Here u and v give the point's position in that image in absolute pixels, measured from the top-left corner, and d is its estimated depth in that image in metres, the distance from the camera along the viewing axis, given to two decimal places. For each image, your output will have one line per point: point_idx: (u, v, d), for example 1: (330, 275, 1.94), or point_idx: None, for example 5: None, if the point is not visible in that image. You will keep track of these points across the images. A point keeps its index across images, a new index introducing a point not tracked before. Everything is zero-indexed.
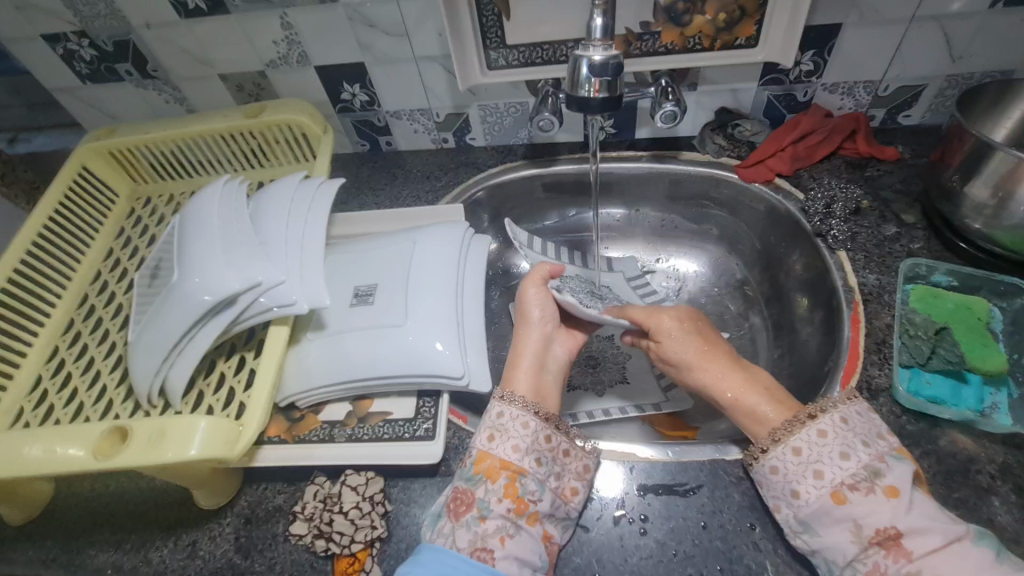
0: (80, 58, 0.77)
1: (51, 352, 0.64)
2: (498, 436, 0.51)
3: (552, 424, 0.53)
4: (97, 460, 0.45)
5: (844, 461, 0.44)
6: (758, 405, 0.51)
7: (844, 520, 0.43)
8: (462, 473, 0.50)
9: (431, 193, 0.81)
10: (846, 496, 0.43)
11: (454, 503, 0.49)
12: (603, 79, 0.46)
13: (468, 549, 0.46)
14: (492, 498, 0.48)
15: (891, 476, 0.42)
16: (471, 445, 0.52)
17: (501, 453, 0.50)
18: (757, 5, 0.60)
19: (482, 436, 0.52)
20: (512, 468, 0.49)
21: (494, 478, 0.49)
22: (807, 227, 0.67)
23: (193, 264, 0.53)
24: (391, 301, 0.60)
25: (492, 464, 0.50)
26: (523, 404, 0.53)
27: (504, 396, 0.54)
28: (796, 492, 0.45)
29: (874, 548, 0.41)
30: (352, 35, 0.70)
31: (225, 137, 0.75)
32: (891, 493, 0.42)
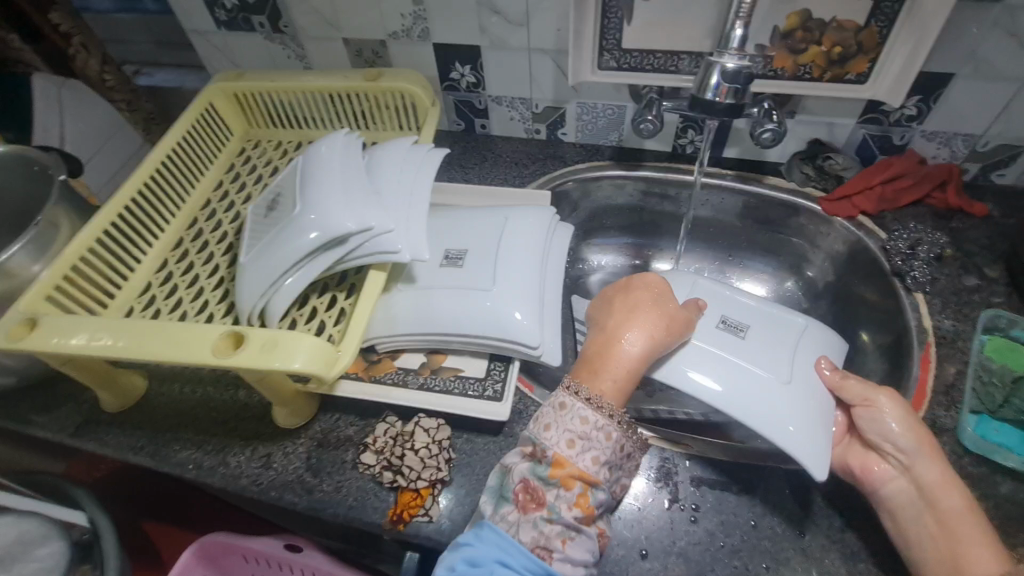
0: (222, 5, 0.83)
1: (160, 264, 0.70)
2: (579, 443, 0.47)
3: (629, 432, 0.49)
4: (212, 356, 0.49)
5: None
6: (974, 549, 0.44)
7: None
8: (535, 470, 0.47)
9: (518, 178, 0.84)
10: None
11: (523, 496, 0.46)
12: (732, 87, 0.52)
13: (529, 545, 0.44)
14: (562, 503, 0.45)
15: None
16: (546, 445, 0.47)
17: (580, 463, 0.46)
18: (875, 44, 0.62)
19: (559, 439, 0.47)
20: (588, 478, 0.46)
21: (569, 487, 0.45)
22: (885, 265, 0.68)
23: (314, 202, 0.58)
24: (478, 268, 0.64)
25: (570, 472, 0.45)
26: (609, 412, 0.48)
27: (591, 399, 0.48)
28: None
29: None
30: (476, 18, 0.74)
31: (341, 96, 0.80)
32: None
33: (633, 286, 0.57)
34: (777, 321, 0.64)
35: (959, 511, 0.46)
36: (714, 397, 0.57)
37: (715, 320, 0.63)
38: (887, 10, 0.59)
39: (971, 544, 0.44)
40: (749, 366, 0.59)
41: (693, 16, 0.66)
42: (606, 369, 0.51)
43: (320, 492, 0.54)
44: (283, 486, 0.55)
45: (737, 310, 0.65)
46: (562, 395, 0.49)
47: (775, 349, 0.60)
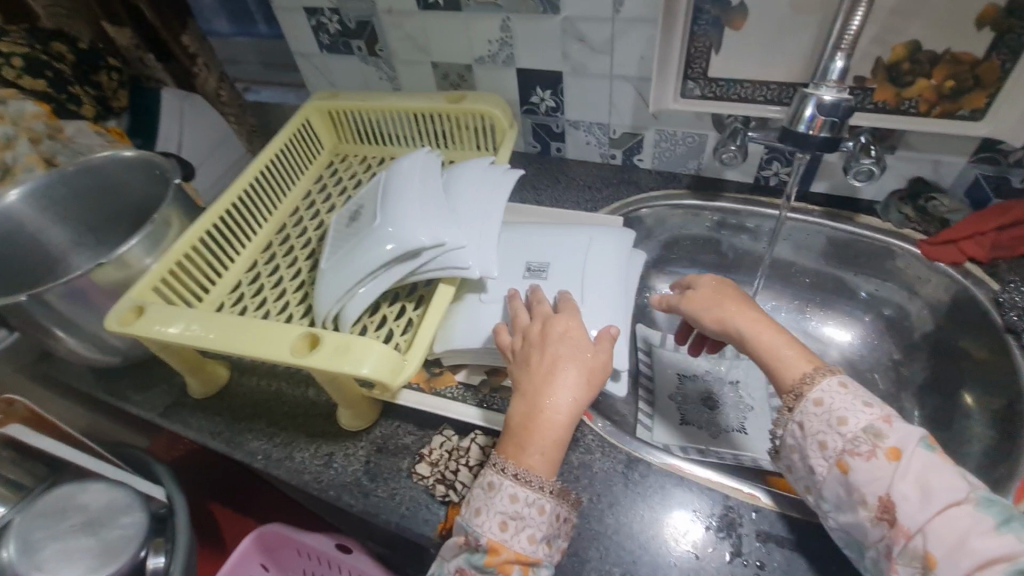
0: (327, 30, 0.91)
1: (251, 264, 0.75)
2: (511, 525, 0.44)
3: (563, 496, 0.47)
4: (291, 355, 0.52)
5: (843, 428, 0.45)
6: (780, 351, 0.51)
7: (852, 491, 0.44)
8: (471, 559, 0.44)
9: (590, 202, 0.84)
10: (848, 463, 0.44)
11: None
12: (829, 119, 0.48)
13: None
14: None
15: (892, 439, 0.43)
16: (477, 531, 0.44)
17: (516, 546, 0.44)
18: (996, 77, 0.57)
19: (490, 522, 0.44)
20: (527, 560, 0.43)
21: (508, 572, 0.43)
22: (997, 320, 0.61)
23: (393, 215, 0.61)
24: (559, 285, 0.63)
25: (507, 559, 0.43)
26: (540, 486, 0.45)
27: (519, 475, 0.45)
28: (812, 468, 0.47)
29: (879, 517, 0.42)
30: (560, 44, 0.76)
31: (425, 116, 0.84)
32: (891, 457, 0.43)
33: (548, 335, 0.52)
34: (558, 249, 0.66)
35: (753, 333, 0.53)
36: None
37: (520, 271, 0.65)
38: (1011, 42, 0.54)
39: (773, 356, 0.51)
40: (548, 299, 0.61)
41: (785, 45, 0.63)
42: (530, 444, 0.46)
43: (375, 497, 0.56)
44: (340, 487, 0.57)
45: (541, 252, 0.66)
46: (490, 474, 0.46)
47: (567, 253, 0.66)
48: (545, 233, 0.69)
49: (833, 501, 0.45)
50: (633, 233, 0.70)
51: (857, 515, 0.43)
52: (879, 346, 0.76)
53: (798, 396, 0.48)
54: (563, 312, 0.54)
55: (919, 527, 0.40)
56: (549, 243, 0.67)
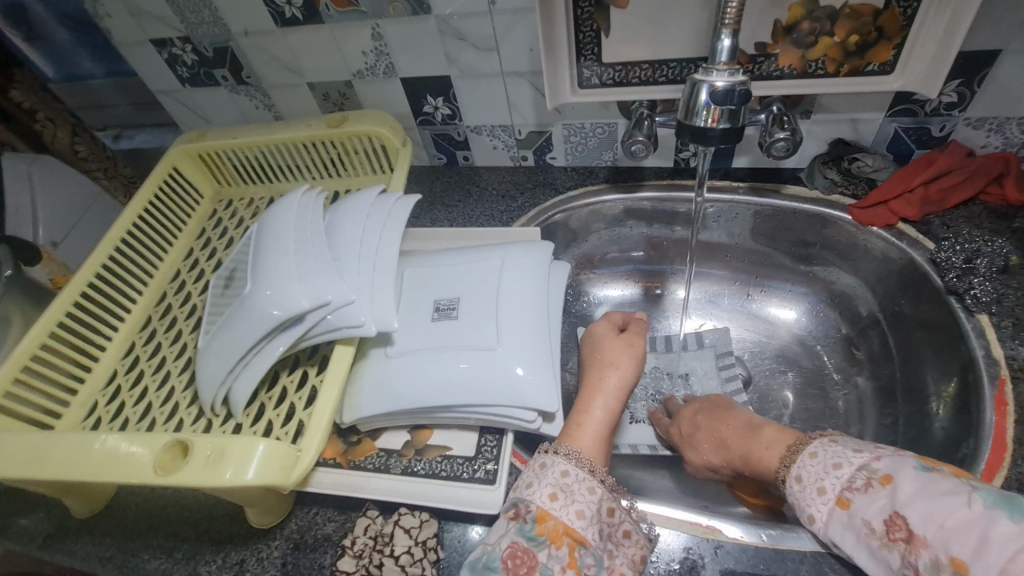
0: (182, 62, 0.80)
1: (127, 348, 0.65)
2: (561, 496, 0.45)
3: (613, 497, 0.48)
4: (155, 475, 0.44)
5: (837, 471, 0.44)
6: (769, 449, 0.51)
7: (857, 527, 0.41)
8: (521, 529, 0.44)
9: (506, 212, 0.77)
10: (849, 500, 0.42)
11: (511, 564, 0.42)
12: (724, 107, 0.42)
13: None
14: (555, 566, 0.42)
15: (884, 466, 0.42)
16: (528, 501, 0.45)
17: (564, 517, 0.44)
18: (899, 27, 0.53)
19: (541, 493, 0.46)
20: (575, 535, 0.44)
21: (559, 544, 0.43)
22: (938, 283, 0.57)
23: (266, 276, 0.52)
24: (474, 321, 0.56)
25: (555, 527, 0.44)
26: (585, 467, 0.48)
27: (564, 453, 0.49)
28: (810, 517, 0.44)
29: (893, 541, 0.39)
30: (441, 47, 0.68)
31: (307, 145, 0.74)
32: (886, 481, 0.41)
33: (599, 337, 0.63)
34: (471, 279, 0.59)
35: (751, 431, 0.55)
36: (475, 389, 0.51)
37: (429, 311, 0.58)
38: None
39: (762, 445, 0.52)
40: (464, 339, 0.54)
41: (678, 18, 0.57)
42: (576, 427, 0.52)
43: None
44: None
45: (451, 285, 0.59)
46: (544, 456, 0.49)
47: (479, 282, 0.59)
48: (455, 262, 0.61)
49: (846, 544, 0.42)
50: (552, 246, 0.63)
51: (870, 550, 0.40)
52: (828, 321, 0.74)
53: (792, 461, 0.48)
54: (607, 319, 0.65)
55: (932, 536, 0.37)
56: (459, 273, 0.60)
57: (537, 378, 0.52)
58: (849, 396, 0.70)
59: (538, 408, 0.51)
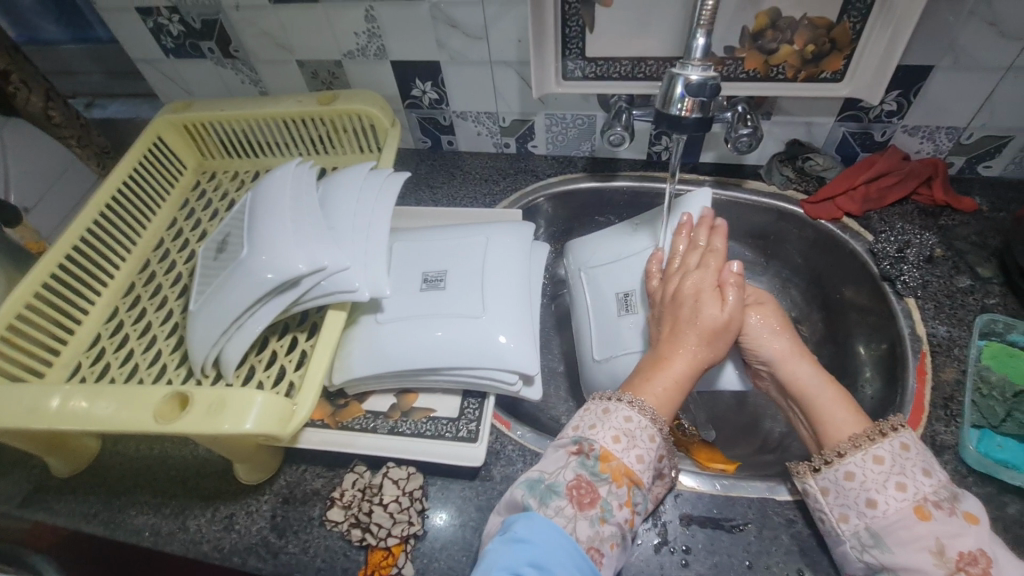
0: (168, 32, 0.80)
1: (110, 312, 0.66)
2: (624, 439, 0.46)
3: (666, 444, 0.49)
4: (155, 423, 0.46)
5: (926, 478, 0.42)
6: (831, 413, 0.48)
7: (923, 538, 0.40)
8: (585, 464, 0.45)
9: (488, 196, 0.81)
10: (928, 512, 0.41)
11: (575, 494, 0.43)
12: (698, 99, 0.47)
13: (584, 544, 0.41)
14: (615, 502, 0.44)
15: (967, 503, 0.41)
16: (592, 440, 0.46)
17: (627, 459, 0.45)
18: (849, 40, 0.59)
19: (605, 435, 0.46)
20: (634, 477, 0.45)
21: (620, 482, 0.44)
22: (874, 270, 0.65)
23: (262, 242, 0.54)
24: (460, 292, 0.59)
25: (619, 467, 0.45)
26: (653, 417, 0.48)
27: (633, 402, 0.49)
28: (872, 502, 0.43)
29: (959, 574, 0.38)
30: (433, 32, 0.71)
31: (296, 121, 0.76)
32: (971, 518, 0.40)
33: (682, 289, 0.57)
34: (458, 253, 0.63)
35: (808, 393, 0.51)
36: (461, 354, 0.55)
37: (416, 283, 0.61)
38: (859, 4, 0.57)
39: (827, 413, 0.49)
40: (451, 308, 0.58)
41: (657, 19, 0.62)
42: (649, 379, 0.51)
43: (286, 555, 0.51)
44: (246, 550, 0.51)
45: (438, 259, 0.63)
46: (608, 402, 0.49)
47: (465, 257, 0.62)
48: (443, 238, 0.65)
49: (898, 546, 0.41)
50: (533, 226, 0.67)
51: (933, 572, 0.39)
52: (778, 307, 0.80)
53: (831, 460, 0.46)
54: (704, 268, 0.58)
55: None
56: (446, 248, 0.63)
57: (520, 344, 0.56)
58: None
59: (519, 371, 0.55)
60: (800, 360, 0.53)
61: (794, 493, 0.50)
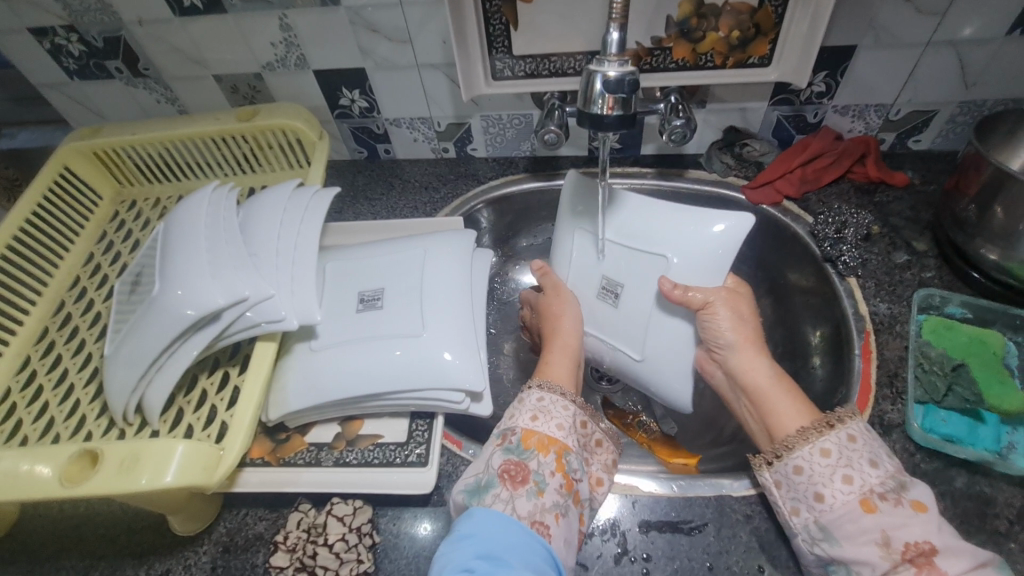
0: (68, 53, 0.74)
1: (21, 362, 0.60)
2: (541, 415, 0.50)
3: (586, 412, 0.53)
4: (60, 487, 0.42)
5: (873, 469, 0.44)
6: (780, 411, 0.50)
7: (870, 531, 0.41)
8: (508, 449, 0.48)
9: (429, 204, 0.78)
10: (875, 504, 0.42)
11: (507, 477, 0.46)
12: (618, 96, 0.45)
13: (527, 519, 0.43)
14: (546, 471, 0.46)
15: (915, 491, 0.42)
16: (511, 426, 0.50)
17: (547, 432, 0.49)
18: (772, 24, 0.59)
19: (524, 416, 0.50)
20: (560, 444, 0.48)
21: (546, 453, 0.47)
22: (816, 251, 0.65)
23: (176, 275, 0.50)
24: (399, 310, 0.57)
25: (540, 440, 0.48)
26: (561, 391, 0.52)
27: (541, 384, 0.53)
28: (819, 496, 0.44)
29: (905, 564, 0.40)
30: (353, 38, 0.67)
31: (217, 140, 0.72)
32: (918, 508, 0.41)
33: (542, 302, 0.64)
34: (397, 269, 0.60)
35: (764, 384, 0.53)
36: (402, 376, 0.52)
37: (352, 303, 0.58)
38: None
39: (774, 404, 0.51)
40: (389, 327, 0.55)
41: (581, 14, 0.61)
42: (550, 364, 0.57)
43: None
44: None
45: (375, 276, 0.60)
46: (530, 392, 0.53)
47: (403, 272, 0.60)
48: (381, 255, 0.62)
49: (837, 534, 0.43)
50: (474, 233, 0.65)
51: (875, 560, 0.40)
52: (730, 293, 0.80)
53: (779, 457, 0.47)
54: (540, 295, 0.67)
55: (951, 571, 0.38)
56: (384, 265, 0.61)
57: (465, 360, 0.53)
58: None
59: (465, 388, 0.52)
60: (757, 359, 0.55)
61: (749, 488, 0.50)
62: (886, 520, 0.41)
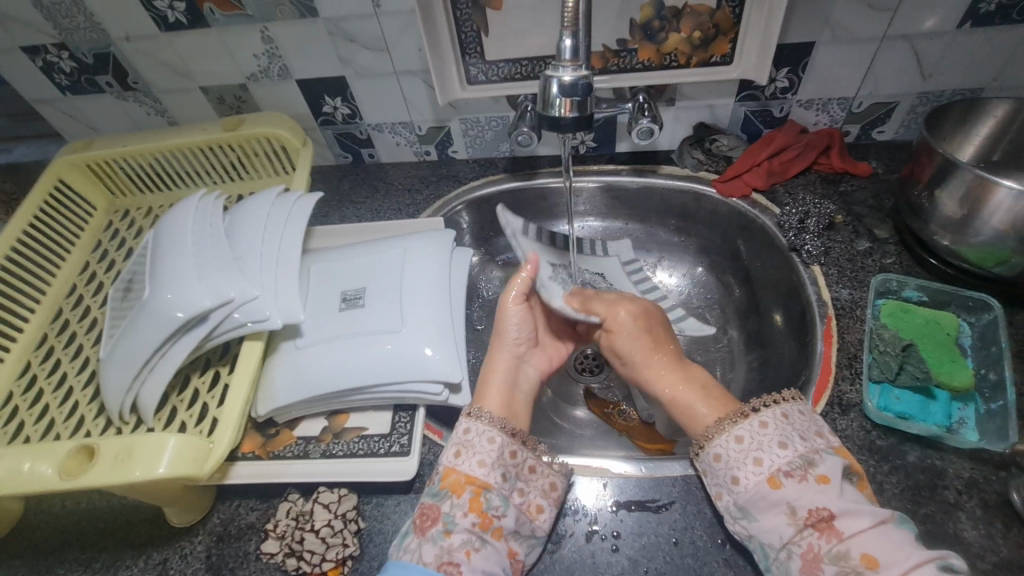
0: (60, 69, 0.77)
1: (23, 367, 0.63)
2: (464, 451, 0.51)
3: (518, 439, 0.53)
4: (60, 480, 0.45)
5: (781, 450, 0.46)
6: (697, 407, 0.53)
7: (779, 504, 0.44)
8: (432, 492, 0.50)
9: (412, 205, 0.81)
10: (780, 481, 0.44)
11: (421, 521, 0.48)
12: (573, 99, 0.48)
13: (434, 564, 0.45)
14: (457, 512, 0.47)
15: (822, 465, 0.44)
16: (438, 463, 0.51)
17: (466, 469, 0.50)
18: (732, 24, 0.61)
19: (450, 452, 0.51)
20: (478, 482, 0.49)
21: (459, 494, 0.48)
22: (782, 241, 0.67)
23: (166, 280, 0.53)
24: (381, 308, 0.59)
25: (457, 479, 0.49)
26: (489, 419, 0.52)
27: (471, 413, 0.53)
28: (735, 479, 0.46)
29: (807, 529, 0.42)
30: (332, 48, 0.70)
31: (205, 150, 0.74)
32: (822, 481, 0.43)
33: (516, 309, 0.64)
34: (379, 269, 0.63)
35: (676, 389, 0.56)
36: (383, 371, 0.55)
37: (336, 303, 0.61)
38: None
39: (692, 403, 0.54)
40: (370, 325, 0.58)
41: (548, 19, 0.64)
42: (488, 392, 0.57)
43: None
44: None
45: (358, 277, 0.62)
46: (466, 421, 0.53)
47: (384, 273, 0.62)
48: (363, 257, 0.64)
49: (749, 511, 0.45)
50: (452, 233, 0.67)
51: (785, 529, 0.43)
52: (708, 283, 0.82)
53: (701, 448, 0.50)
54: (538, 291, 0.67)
55: (848, 534, 0.41)
56: (366, 266, 0.63)
57: (443, 354, 0.56)
58: (722, 346, 0.75)
59: (443, 380, 0.55)
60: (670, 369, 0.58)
61: None
62: (792, 494, 0.44)
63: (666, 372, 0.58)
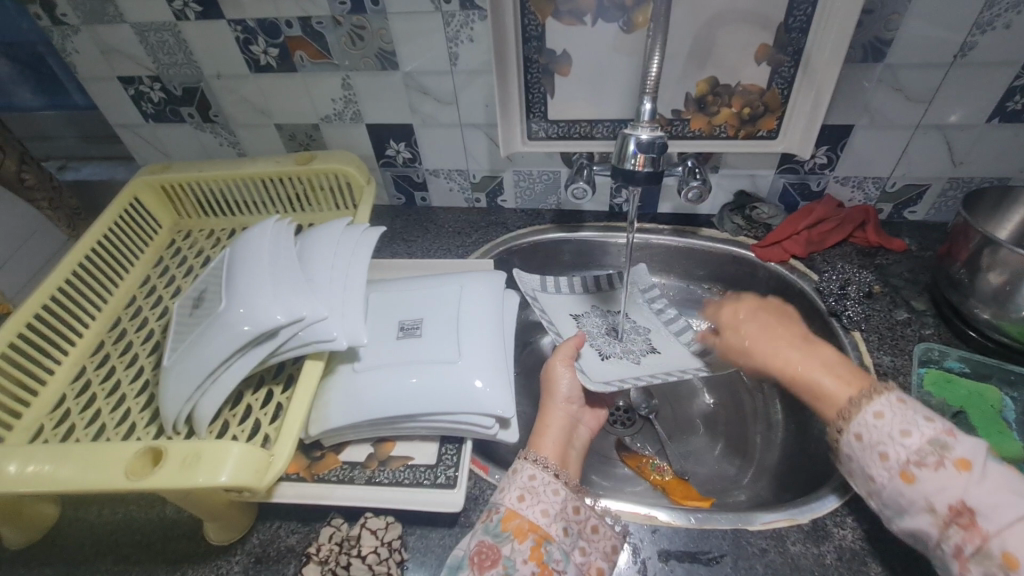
0: (149, 99, 0.83)
1: (77, 372, 0.64)
2: (528, 497, 0.50)
3: (578, 495, 0.52)
4: (125, 480, 0.45)
5: (906, 439, 0.44)
6: (821, 380, 0.52)
7: (918, 500, 0.42)
8: (487, 529, 0.48)
9: (461, 247, 0.84)
10: (914, 474, 0.43)
11: (477, 559, 0.46)
12: (649, 155, 0.52)
13: None
14: (518, 558, 0.46)
15: (959, 449, 0.42)
16: (498, 503, 0.50)
17: (529, 515, 0.48)
18: (779, 103, 0.67)
19: (511, 496, 0.50)
20: (540, 532, 0.47)
21: (521, 539, 0.47)
22: (822, 306, 0.69)
23: (241, 295, 0.55)
24: (437, 340, 0.61)
25: (521, 524, 0.48)
26: (552, 471, 0.53)
27: (535, 459, 0.54)
28: (870, 475, 0.45)
29: (950, 525, 0.40)
30: (406, 98, 0.76)
31: (274, 181, 0.79)
32: (962, 466, 0.41)
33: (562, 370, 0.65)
34: (434, 303, 0.65)
35: (795, 368, 0.55)
36: (436, 402, 0.56)
37: (393, 332, 0.63)
38: (783, 73, 0.64)
39: (817, 380, 0.53)
40: (427, 355, 0.60)
41: (609, 88, 0.70)
42: (542, 439, 0.57)
43: None
44: None
45: (416, 309, 0.65)
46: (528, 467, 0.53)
47: (441, 307, 0.65)
48: (420, 291, 0.67)
49: (899, 508, 0.44)
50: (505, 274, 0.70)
51: (926, 524, 0.42)
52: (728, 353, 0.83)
53: (845, 425, 0.48)
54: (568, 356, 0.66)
55: (997, 530, 0.38)
56: (423, 300, 0.66)
57: (497, 388, 0.57)
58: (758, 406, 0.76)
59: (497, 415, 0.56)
60: (791, 352, 0.57)
61: (765, 523, 0.52)
62: (927, 487, 0.42)
63: (794, 356, 0.57)
